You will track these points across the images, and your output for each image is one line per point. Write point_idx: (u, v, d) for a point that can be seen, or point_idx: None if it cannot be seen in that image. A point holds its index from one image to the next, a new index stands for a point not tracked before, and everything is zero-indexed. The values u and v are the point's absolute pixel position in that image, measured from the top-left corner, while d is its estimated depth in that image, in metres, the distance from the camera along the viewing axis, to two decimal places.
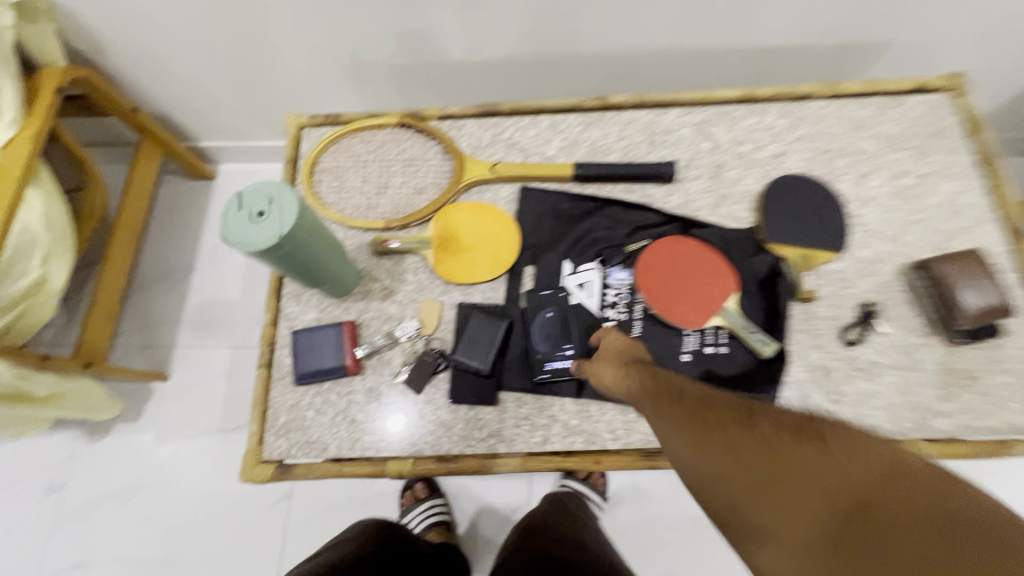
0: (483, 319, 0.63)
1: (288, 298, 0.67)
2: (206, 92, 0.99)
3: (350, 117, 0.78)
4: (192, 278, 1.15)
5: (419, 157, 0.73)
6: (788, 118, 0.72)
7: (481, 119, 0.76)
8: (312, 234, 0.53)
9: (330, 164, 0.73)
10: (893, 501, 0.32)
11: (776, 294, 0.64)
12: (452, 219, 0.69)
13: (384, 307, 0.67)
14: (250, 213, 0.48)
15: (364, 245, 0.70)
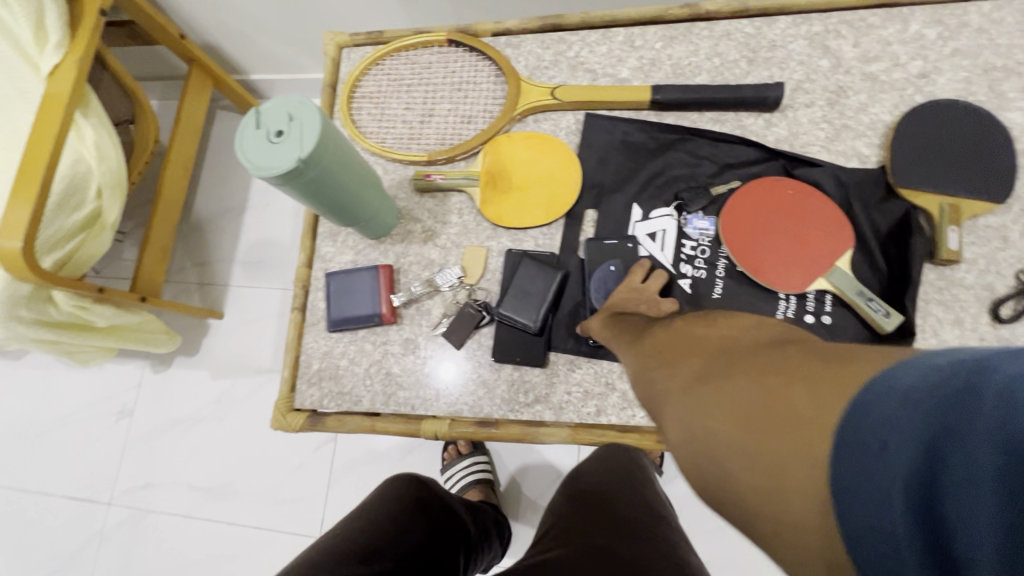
0: (535, 269, 0.55)
1: (323, 237, 0.62)
2: (252, 17, 0.93)
3: (394, 35, 0.69)
4: (244, 218, 1.14)
5: (470, 79, 0.64)
6: (943, 25, 0.55)
7: (542, 34, 0.64)
8: (341, 160, 0.46)
9: (371, 88, 0.65)
10: (806, 397, 0.28)
11: (907, 253, 0.50)
12: (503, 153, 0.59)
13: (425, 251, 0.60)
14: (268, 132, 0.42)
15: (406, 181, 0.62)
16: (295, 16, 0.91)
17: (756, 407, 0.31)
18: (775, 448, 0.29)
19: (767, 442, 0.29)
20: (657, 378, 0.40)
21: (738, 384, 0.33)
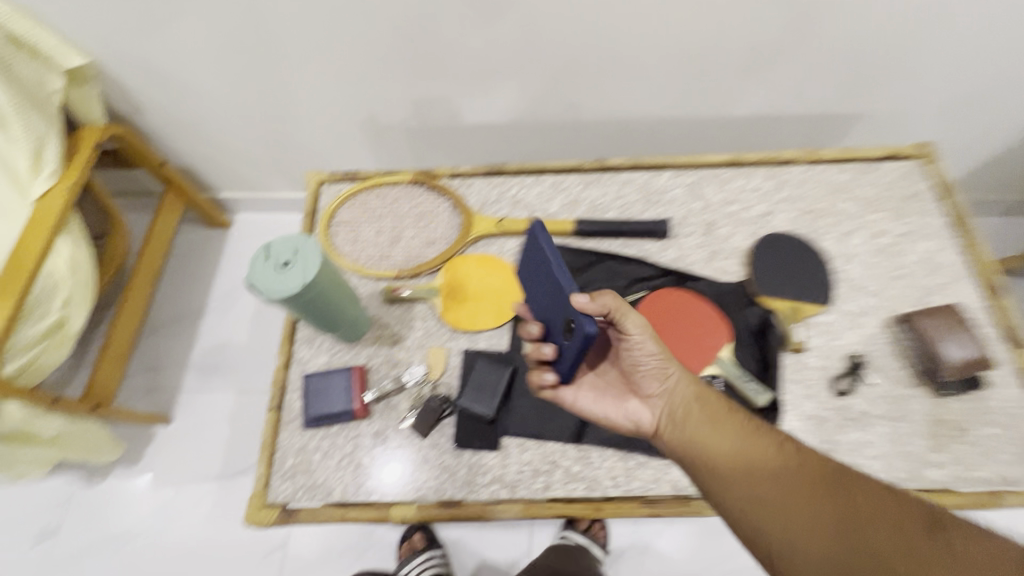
0: (488, 365, 0.66)
1: (300, 342, 0.70)
2: (238, 149, 1.11)
3: (367, 174, 0.84)
4: (202, 322, 1.19)
5: (431, 211, 0.78)
6: (773, 180, 0.78)
7: (489, 178, 0.82)
8: (330, 282, 0.57)
9: (347, 217, 0.78)
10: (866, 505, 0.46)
11: (766, 345, 0.67)
12: (460, 270, 0.73)
13: (393, 352, 0.69)
14: (276, 263, 0.53)
15: (376, 293, 0.74)
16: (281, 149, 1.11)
17: (807, 489, 0.48)
18: (798, 514, 0.47)
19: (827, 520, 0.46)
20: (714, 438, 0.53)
21: (773, 464, 0.50)
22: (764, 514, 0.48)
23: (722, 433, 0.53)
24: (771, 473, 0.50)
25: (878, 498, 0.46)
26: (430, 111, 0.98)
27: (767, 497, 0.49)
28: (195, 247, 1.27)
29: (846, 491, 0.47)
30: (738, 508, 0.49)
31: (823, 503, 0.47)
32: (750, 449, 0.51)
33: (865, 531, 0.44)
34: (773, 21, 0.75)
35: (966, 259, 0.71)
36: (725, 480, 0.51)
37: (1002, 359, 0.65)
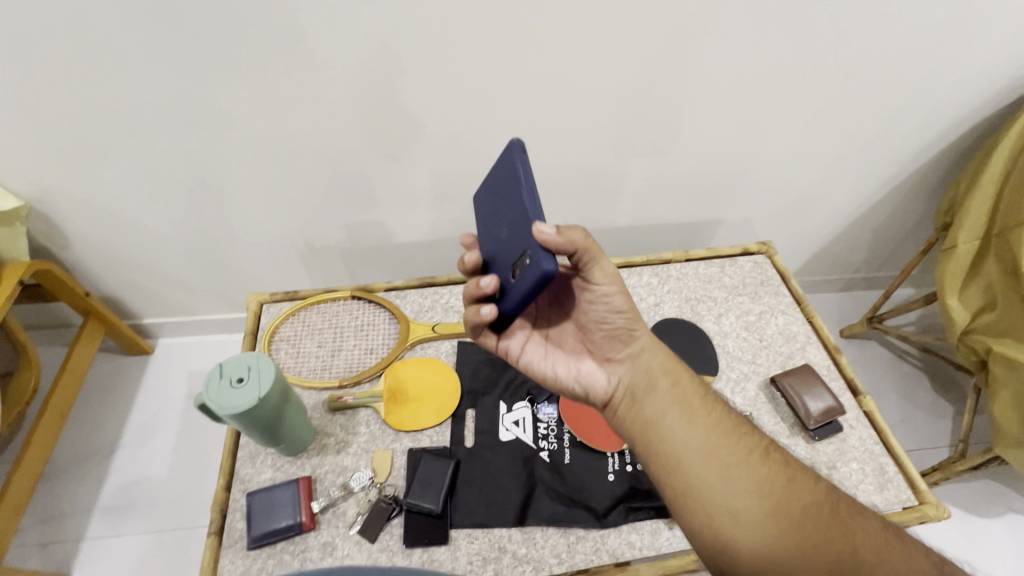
0: (433, 460, 0.71)
1: (242, 460, 0.73)
2: (170, 276, 1.19)
3: (307, 293, 0.91)
4: (115, 458, 1.17)
5: (370, 322, 0.86)
6: (658, 276, 0.95)
7: (422, 289, 0.92)
8: (281, 398, 0.63)
9: (289, 333, 0.83)
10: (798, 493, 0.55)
11: None
12: (401, 373, 0.80)
13: (338, 459, 0.73)
14: (231, 380, 0.59)
15: (320, 402, 0.78)
16: (214, 273, 1.19)
17: (746, 452, 0.57)
18: (737, 474, 0.55)
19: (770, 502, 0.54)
20: (682, 415, 0.59)
21: (720, 429, 0.59)
22: (706, 467, 0.56)
23: (676, 394, 0.61)
24: (718, 436, 0.58)
25: (790, 466, 0.58)
26: (357, 232, 1.11)
27: (729, 477, 0.55)
28: (113, 375, 1.29)
29: (773, 459, 0.58)
30: (681, 459, 0.57)
31: (756, 463, 0.57)
32: (700, 412, 0.60)
33: (784, 490, 0.55)
34: (633, 160, 0.99)
35: (810, 327, 0.90)
36: (673, 432, 0.58)
37: (851, 405, 0.81)
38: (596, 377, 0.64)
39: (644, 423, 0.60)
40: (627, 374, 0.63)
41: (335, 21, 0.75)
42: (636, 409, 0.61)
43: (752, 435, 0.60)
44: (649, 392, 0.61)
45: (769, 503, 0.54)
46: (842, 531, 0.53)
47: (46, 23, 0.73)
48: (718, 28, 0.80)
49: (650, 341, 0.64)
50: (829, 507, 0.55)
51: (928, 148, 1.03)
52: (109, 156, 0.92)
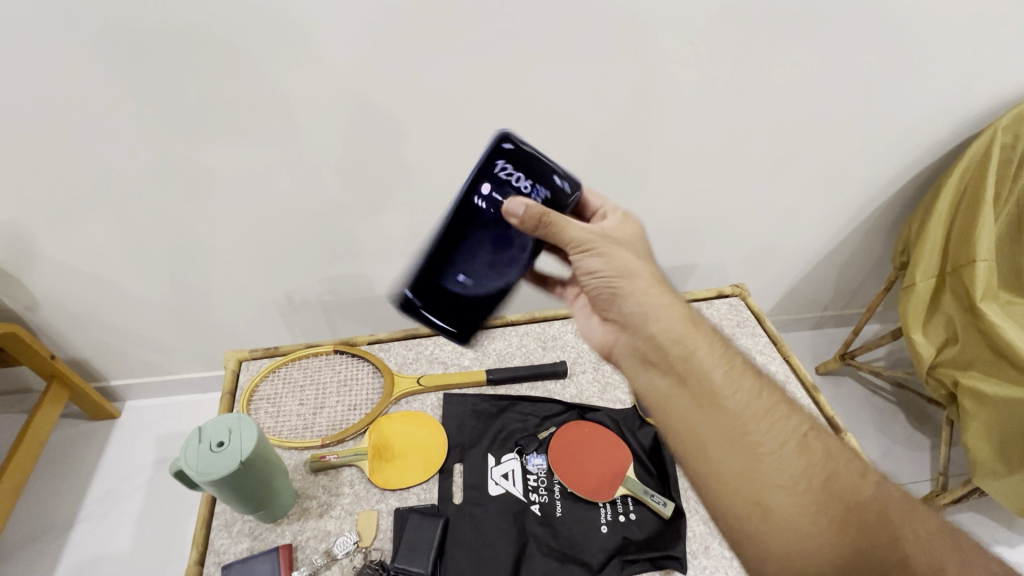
0: (420, 520, 0.68)
1: (217, 530, 0.70)
2: (142, 335, 1.16)
3: (288, 348, 0.89)
4: (72, 534, 1.09)
5: (353, 377, 0.84)
6: None
7: (406, 341, 0.92)
8: (264, 461, 0.61)
9: (269, 392, 0.82)
10: (832, 485, 0.48)
11: (663, 462, 0.75)
12: (385, 429, 0.78)
13: (321, 524, 0.70)
14: (211, 444, 0.57)
15: (302, 462, 0.76)
16: (189, 331, 1.17)
17: (780, 438, 0.50)
18: (769, 462, 0.48)
19: (789, 485, 0.48)
20: (698, 385, 0.53)
21: (748, 402, 0.52)
22: (729, 452, 0.49)
23: (699, 364, 0.54)
24: (750, 415, 0.51)
25: (839, 457, 0.50)
26: (338, 286, 1.11)
27: (744, 452, 0.49)
28: (74, 442, 1.22)
29: (815, 448, 0.50)
30: (698, 441, 0.51)
31: (791, 451, 0.49)
32: (728, 387, 0.52)
33: (824, 486, 0.48)
34: (606, 210, 1.04)
35: (788, 367, 0.93)
36: (689, 409, 0.53)
37: (833, 443, 0.82)
38: (596, 329, 0.66)
39: (651, 394, 0.56)
40: (624, 332, 0.61)
41: (318, 87, 0.79)
42: (639, 374, 0.58)
43: (792, 415, 0.52)
44: (648, 358, 0.58)
45: (806, 499, 0.47)
46: (898, 540, 0.45)
47: (29, 93, 0.75)
48: (677, 91, 0.86)
49: (661, 296, 0.58)
50: (880, 508, 0.47)
51: (879, 193, 1.11)
52: (86, 217, 0.92)
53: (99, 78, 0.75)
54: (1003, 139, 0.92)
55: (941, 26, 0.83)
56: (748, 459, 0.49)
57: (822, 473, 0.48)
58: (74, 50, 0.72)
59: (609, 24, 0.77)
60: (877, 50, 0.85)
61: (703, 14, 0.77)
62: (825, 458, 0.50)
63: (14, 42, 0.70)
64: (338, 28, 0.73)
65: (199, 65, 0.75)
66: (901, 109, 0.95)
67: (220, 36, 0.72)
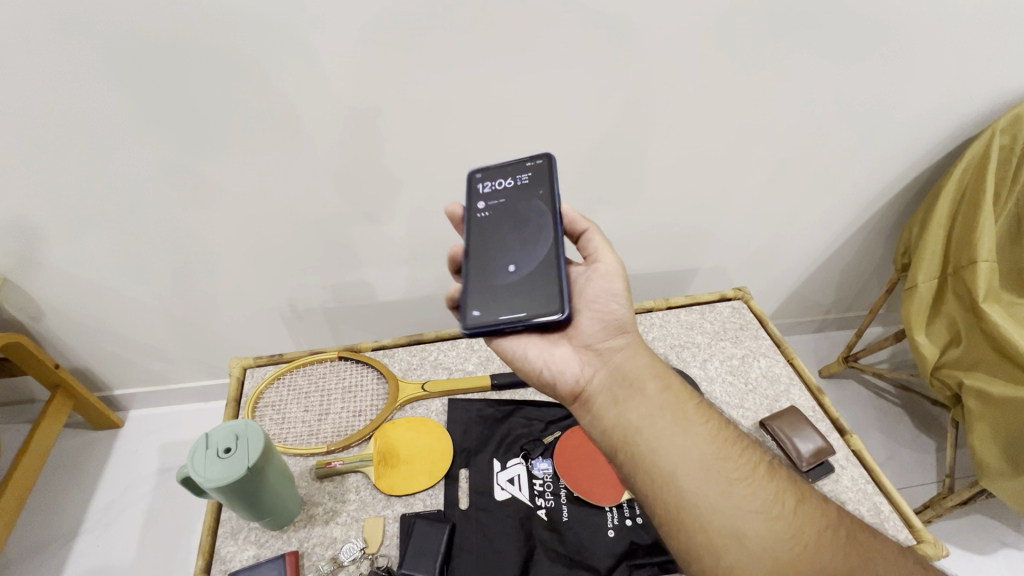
0: (427, 525, 0.68)
1: (223, 538, 0.70)
2: (146, 344, 1.16)
3: (292, 355, 0.90)
4: (75, 545, 1.08)
5: (358, 383, 0.85)
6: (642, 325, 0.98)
7: (410, 347, 0.92)
8: (270, 465, 0.61)
9: (274, 398, 0.82)
10: (803, 515, 0.53)
11: None
12: (390, 435, 0.78)
13: (327, 531, 0.70)
14: (218, 450, 0.57)
15: (308, 469, 0.76)
16: (193, 340, 1.17)
17: (750, 466, 0.56)
18: (741, 491, 0.54)
19: (763, 517, 0.53)
20: (672, 423, 0.58)
21: (717, 438, 0.58)
22: (706, 483, 0.54)
23: (671, 400, 0.60)
24: (718, 447, 0.57)
25: (800, 484, 0.57)
26: (342, 293, 1.11)
27: (721, 487, 0.54)
28: (77, 452, 1.22)
29: (779, 473, 0.57)
30: (675, 474, 0.55)
31: (761, 478, 0.55)
32: (696, 421, 0.59)
33: (795, 511, 0.53)
34: (607, 215, 1.05)
35: (792, 369, 0.93)
36: (664, 443, 0.57)
37: (839, 445, 0.82)
38: (569, 362, 0.66)
39: (630, 428, 0.59)
40: (604, 368, 0.64)
41: (323, 97, 0.80)
42: (616, 410, 0.61)
43: (755, 446, 0.59)
44: (628, 396, 0.61)
45: (778, 525, 0.52)
46: (861, 555, 0.51)
47: (37, 105, 0.76)
48: (677, 97, 0.87)
49: (640, 343, 0.66)
50: (844, 529, 0.53)
51: (879, 196, 1.12)
52: (92, 228, 0.93)
53: (107, 91, 0.76)
54: (1002, 141, 0.92)
55: (937, 30, 0.84)
56: (725, 494, 0.54)
57: (792, 504, 0.54)
58: (82, 64, 0.73)
59: (609, 32, 0.78)
60: (873, 55, 0.86)
61: (702, 21, 0.78)
62: (791, 489, 0.55)
63: (24, 56, 0.71)
64: (342, 39, 0.74)
65: (206, 76, 0.76)
66: (899, 112, 0.96)
67: (227, 48, 0.73)
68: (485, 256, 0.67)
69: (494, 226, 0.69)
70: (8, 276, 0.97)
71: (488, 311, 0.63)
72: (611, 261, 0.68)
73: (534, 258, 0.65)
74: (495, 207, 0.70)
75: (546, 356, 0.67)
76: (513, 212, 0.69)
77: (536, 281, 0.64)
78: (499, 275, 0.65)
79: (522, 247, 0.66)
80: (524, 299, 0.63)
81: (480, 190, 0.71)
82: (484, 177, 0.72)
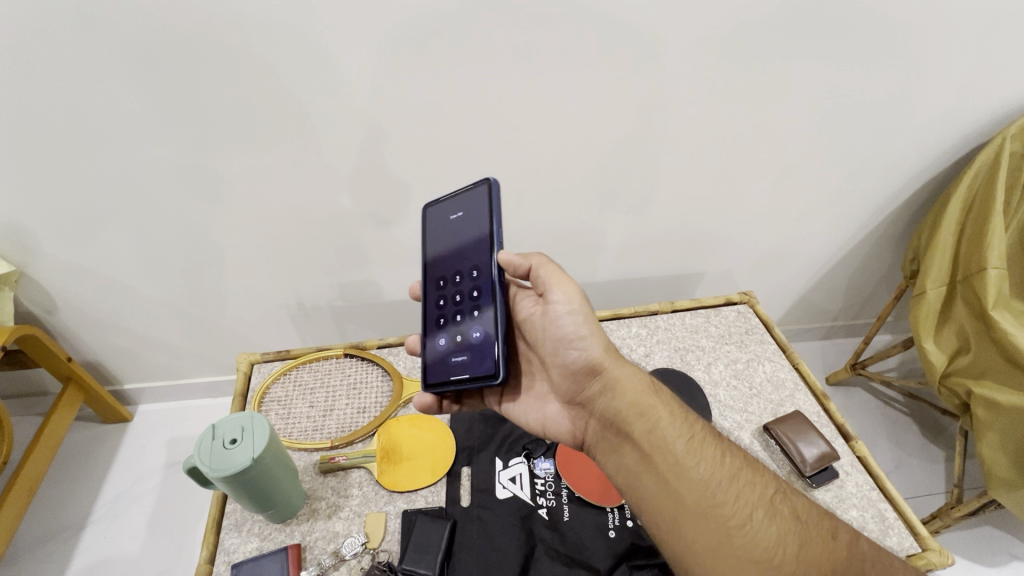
0: (428, 522, 0.69)
1: (227, 530, 0.71)
2: (156, 339, 1.18)
3: (298, 351, 0.91)
4: (82, 536, 1.10)
5: (362, 380, 0.85)
6: (646, 327, 0.98)
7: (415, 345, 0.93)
8: (275, 457, 0.62)
9: (279, 394, 0.83)
10: (806, 558, 0.53)
11: None
12: (394, 432, 0.79)
13: (330, 525, 0.71)
14: (224, 441, 0.58)
15: (311, 465, 0.77)
16: (203, 337, 1.19)
17: (747, 510, 0.56)
18: (740, 536, 0.55)
19: (764, 561, 0.53)
20: (664, 467, 0.59)
21: (712, 478, 0.58)
22: (703, 531, 0.55)
23: (660, 445, 0.60)
24: (713, 490, 0.57)
25: (805, 521, 0.56)
26: (348, 293, 1.13)
27: (715, 532, 0.55)
28: (86, 444, 1.24)
29: (781, 513, 0.57)
30: (674, 523, 0.57)
31: (761, 522, 0.56)
32: (690, 463, 0.59)
33: (798, 555, 0.54)
34: (612, 218, 1.05)
35: (797, 375, 0.92)
36: (659, 492, 0.58)
37: (843, 451, 0.82)
38: (562, 418, 0.69)
39: (625, 479, 0.62)
40: (594, 419, 0.66)
41: (334, 97, 0.81)
42: (612, 460, 0.64)
43: (755, 485, 0.59)
44: (618, 445, 0.63)
45: (780, 572, 0.53)
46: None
47: (58, 103, 0.78)
48: (685, 99, 0.88)
49: (620, 381, 0.65)
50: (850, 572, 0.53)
51: (889, 201, 1.11)
52: (107, 224, 0.95)
53: (126, 90, 0.78)
54: (1013, 147, 0.92)
55: (947, 35, 0.84)
56: (720, 538, 0.55)
57: (795, 547, 0.54)
58: (102, 63, 0.75)
59: (619, 35, 0.78)
60: (884, 59, 0.86)
61: (710, 25, 0.79)
62: (794, 532, 0.55)
63: (46, 56, 0.73)
64: (355, 39, 0.75)
65: (221, 75, 0.77)
66: (908, 118, 0.96)
67: (243, 47, 0.75)
68: (437, 312, 0.70)
69: (444, 269, 0.71)
70: (24, 269, 0.99)
71: (438, 376, 0.66)
72: (565, 294, 0.65)
73: (476, 312, 0.66)
74: (446, 249, 0.71)
75: (541, 415, 0.70)
76: (457, 258, 0.69)
77: (477, 329, 0.65)
78: (449, 331, 0.67)
79: (467, 301, 0.67)
80: (466, 346, 0.65)
81: (430, 235, 0.73)
82: (436, 218, 0.73)
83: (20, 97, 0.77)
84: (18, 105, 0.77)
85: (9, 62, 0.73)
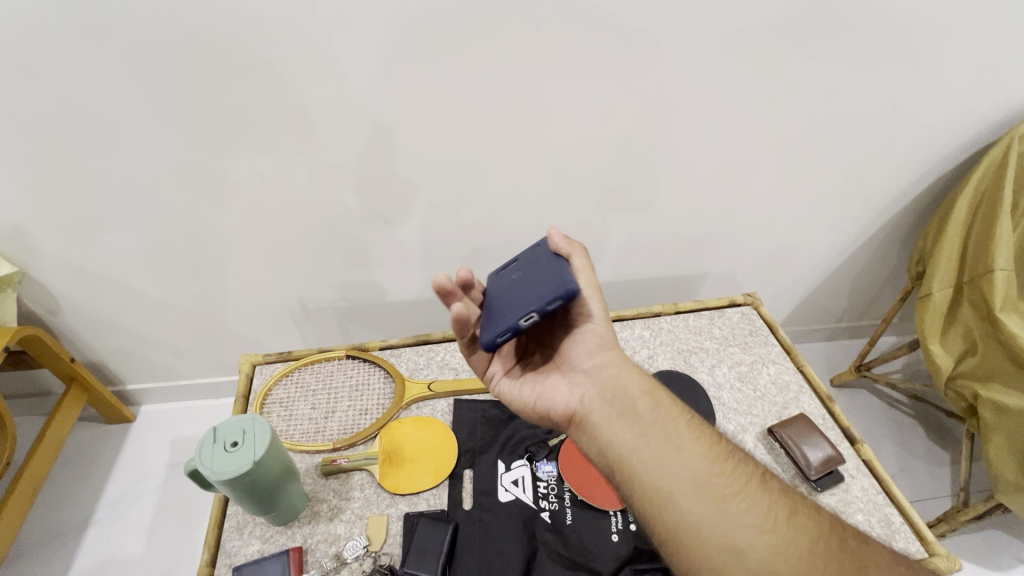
0: (430, 525, 0.68)
1: (229, 532, 0.71)
2: (159, 340, 1.18)
3: (300, 352, 0.90)
4: (85, 536, 1.10)
5: (365, 381, 0.85)
6: (649, 328, 0.98)
7: (417, 347, 0.92)
8: (278, 458, 0.62)
9: (282, 395, 0.83)
10: (798, 521, 0.54)
11: None
12: (396, 434, 0.79)
13: (331, 528, 0.71)
14: (226, 443, 0.58)
15: (313, 466, 0.77)
16: (207, 338, 1.19)
17: (741, 481, 0.56)
18: (736, 505, 0.54)
19: (758, 526, 0.53)
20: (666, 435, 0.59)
21: (712, 452, 0.58)
22: (699, 501, 0.54)
23: (663, 418, 0.60)
24: (711, 463, 0.57)
25: (791, 496, 0.57)
26: (350, 295, 1.13)
27: (714, 501, 0.54)
28: (87, 445, 1.24)
29: (771, 486, 0.57)
30: (672, 494, 0.55)
31: (746, 502, 0.55)
32: (689, 436, 0.59)
33: (789, 522, 0.54)
34: (614, 220, 1.05)
35: (802, 376, 0.91)
36: (660, 463, 0.56)
37: (848, 454, 0.81)
38: (559, 389, 0.66)
39: (623, 451, 0.59)
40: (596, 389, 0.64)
41: (338, 99, 0.81)
42: (607, 429, 0.60)
43: (739, 464, 0.58)
44: (615, 416, 0.61)
45: (773, 538, 0.53)
46: (856, 564, 0.52)
47: (60, 105, 0.78)
48: (690, 99, 0.87)
49: (625, 358, 0.66)
50: (836, 536, 0.54)
51: (895, 202, 1.10)
52: (109, 225, 0.95)
53: (128, 91, 0.78)
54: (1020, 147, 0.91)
55: (955, 35, 0.84)
56: (718, 505, 0.54)
57: (790, 513, 0.55)
58: (104, 64, 0.75)
59: (620, 35, 0.78)
60: (890, 58, 0.85)
61: (717, 25, 0.78)
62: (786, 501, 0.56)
63: (48, 56, 0.73)
64: (359, 40, 0.75)
65: (224, 76, 0.77)
66: (915, 118, 0.95)
67: (246, 49, 0.75)
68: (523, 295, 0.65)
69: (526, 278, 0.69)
70: (27, 270, 1.00)
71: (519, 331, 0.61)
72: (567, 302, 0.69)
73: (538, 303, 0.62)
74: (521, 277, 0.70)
75: (539, 389, 0.68)
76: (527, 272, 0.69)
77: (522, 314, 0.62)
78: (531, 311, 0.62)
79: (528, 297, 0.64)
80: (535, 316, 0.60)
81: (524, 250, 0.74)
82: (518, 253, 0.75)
83: (22, 97, 0.77)
84: (20, 106, 0.77)
85: (11, 61, 0.73)
